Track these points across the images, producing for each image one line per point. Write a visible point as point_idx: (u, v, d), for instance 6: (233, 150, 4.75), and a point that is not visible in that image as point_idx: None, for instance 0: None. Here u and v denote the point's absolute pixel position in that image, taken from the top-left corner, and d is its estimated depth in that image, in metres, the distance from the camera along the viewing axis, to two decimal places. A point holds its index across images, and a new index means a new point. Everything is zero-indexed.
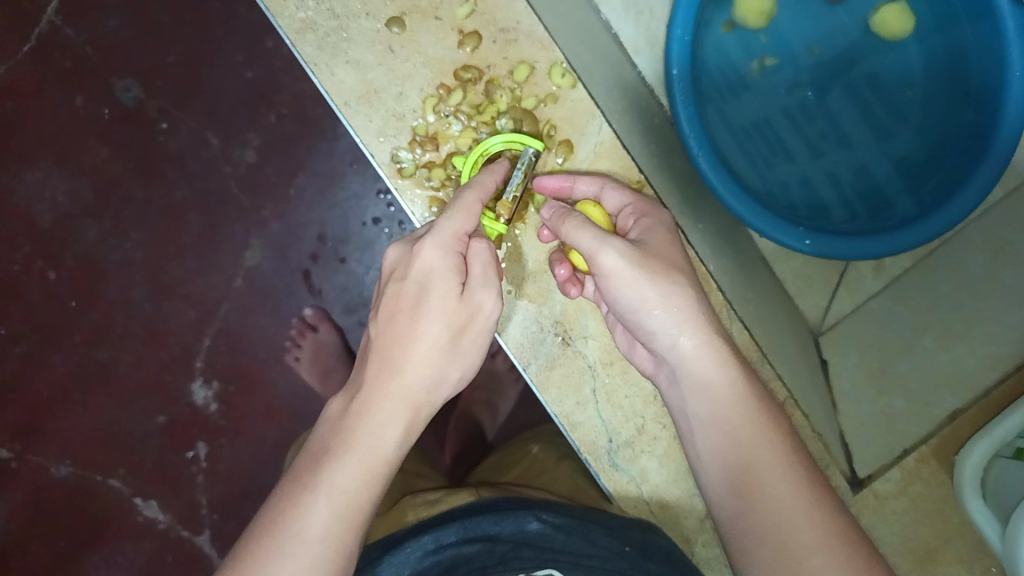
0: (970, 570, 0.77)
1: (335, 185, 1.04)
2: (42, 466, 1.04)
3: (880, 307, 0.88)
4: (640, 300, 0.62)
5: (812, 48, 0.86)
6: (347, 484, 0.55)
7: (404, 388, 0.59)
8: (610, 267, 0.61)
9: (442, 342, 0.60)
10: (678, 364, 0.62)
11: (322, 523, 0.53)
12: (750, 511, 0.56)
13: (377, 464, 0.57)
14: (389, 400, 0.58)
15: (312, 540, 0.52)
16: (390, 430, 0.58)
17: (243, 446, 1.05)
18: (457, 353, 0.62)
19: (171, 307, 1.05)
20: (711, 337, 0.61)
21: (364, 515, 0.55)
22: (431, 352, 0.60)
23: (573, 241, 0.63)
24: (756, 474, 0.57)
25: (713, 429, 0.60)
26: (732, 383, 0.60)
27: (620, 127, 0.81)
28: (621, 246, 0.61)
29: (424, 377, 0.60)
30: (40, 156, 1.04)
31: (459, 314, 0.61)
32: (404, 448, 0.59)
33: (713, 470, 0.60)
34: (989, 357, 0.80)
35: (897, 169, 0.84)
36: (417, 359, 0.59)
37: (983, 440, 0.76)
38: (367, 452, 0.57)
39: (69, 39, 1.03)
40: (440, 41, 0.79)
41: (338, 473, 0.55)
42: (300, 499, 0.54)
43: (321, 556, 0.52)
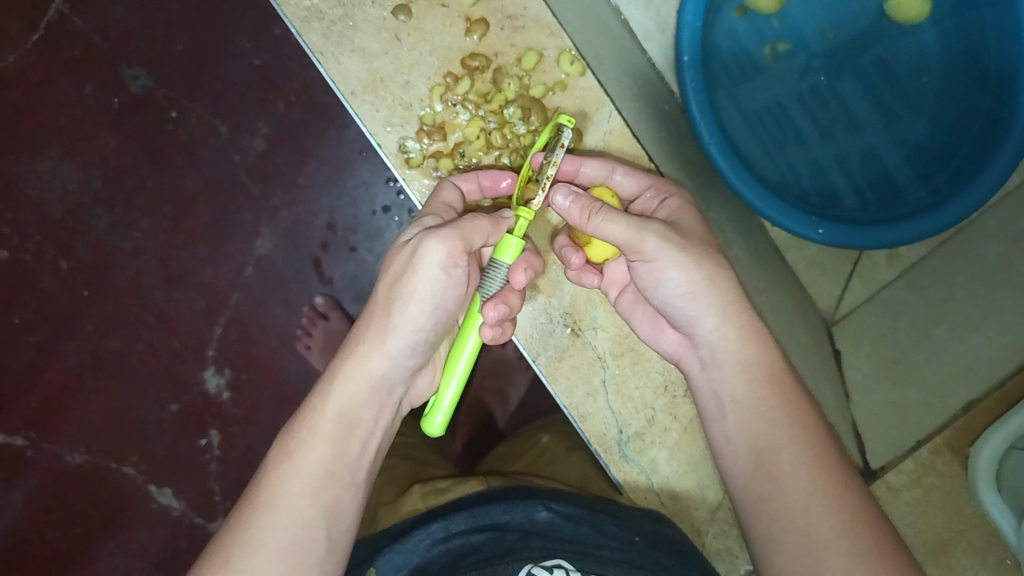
0: (984, 563, 0.77)
1: (345, 173, 1.03)
2: (59, 453, 1.06)
3: (892, 297, 0.88)
4: (682, 285, 0.61)
5: (824, 32, 0.84)
6: (297, 448, 0.57)
7: (353, 351, 0.61)
8: (652, 252, 0.61)
9: (384, 301, 0.61)
10: (714, 350, 0.62)
11: (274, 487, 0.55)
12: (773, 494, 0.56)
13: (325, 424, 0.58)
14: (339, 366, 0.60)
15: (277, 511, 0.54)
16: (339, 391, 0.59)
17: (255, 433, 1.06)
18: (401, 306, 0.60)
19: (182, 297, 1.05)
20: (751, 322, 0.62)
21: (315, 477, 0.56)
22: (375, 312, 0.61)
23: (605, 234, 0.61)
24: (779, 458, 0.57)
25: (741, 414, 0.60)
26: (763, 368, 0.60)
27: (630, 114, 0.79)
28: (662, 230, 0.61)
29: (370, 335, 0.60)
30: (52, 145, 1.04)
31: (399, 270, 0.61)
32: (357, 408, 0.59)
33: (734, 454, 0.60)
34: (1003, 348, 0.78)
35: (910, 154, 0.82)
36: (361, 323, 0.61)
37: (998, 431, 0.74)
38: (315, 415, 0.59)
39: (77, 28, 1.03)
40: (447, 29, 0.78)
41: (289, 440, 0.58)
42: (268, 473, 0.56)
43: (272, 519, 0.54)
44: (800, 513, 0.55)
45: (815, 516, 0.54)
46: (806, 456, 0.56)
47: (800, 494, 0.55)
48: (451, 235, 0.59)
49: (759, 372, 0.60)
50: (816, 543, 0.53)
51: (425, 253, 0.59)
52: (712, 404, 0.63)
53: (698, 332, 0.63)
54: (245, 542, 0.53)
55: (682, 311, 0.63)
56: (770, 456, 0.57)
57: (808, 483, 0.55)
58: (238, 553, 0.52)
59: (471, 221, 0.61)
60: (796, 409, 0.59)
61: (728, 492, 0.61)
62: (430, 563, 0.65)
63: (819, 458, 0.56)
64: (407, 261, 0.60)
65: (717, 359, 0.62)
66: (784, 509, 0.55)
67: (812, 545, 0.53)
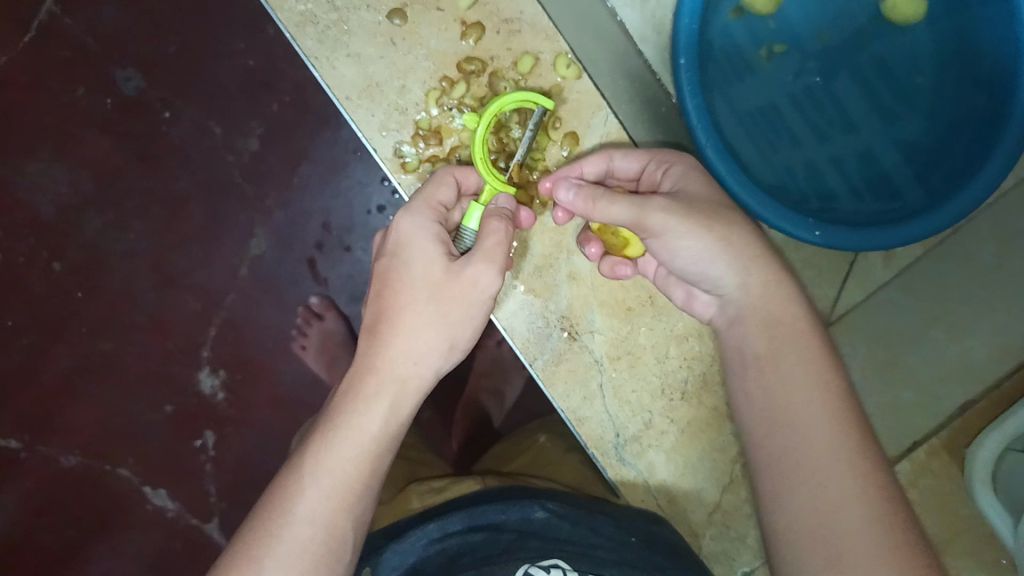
0: (979, 562, 0.78)
1: (338, 173, 1.03)
2: (53, 456, 1.05)
3: (890, 298, 0.82)
4: (696, 248, 0.62)
5: (819, 34, 0.84)
6: (333, 463, 0.56)
7: (394, 366, 0.60)
8: (660, 224, 0.62)
9: (428, 315, 0.60)
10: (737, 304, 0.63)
11: (312, 501, 0.55)
12: (790, 468, 0.55)
13: (364, 439, 0.58)
14: (378, 378, 0.59)
15: (313, 526, 0.54)
16: (381, 406, 0.59)
17: (250, 433, 1.06)
18: (447, 325, 0.61)
19: (177, 298, 1.05)
20: (767, 286, 0.62)
21: (353, 493, 0.56)
22: (417, 326, 0.60)
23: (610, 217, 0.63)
24: (800, 416, 0.56)
25: (760, 369, 0.60)
26: (781, 328, 0.60)
27: (625, 118, 0.80)
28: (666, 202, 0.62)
29: (413, 350, 0.60)
30: (42, 147, 1.04)
31: (450, 289, 0.60)
32: (394, 425, 0.59)
33: (761, 399, 0.59)
34: (998, 348, 0.81)
35: (904, 156, 0.82)
36: (402, 334, 0.60)
37: (993, 434, 0.76)
38: (355, 427, 0.58)
39: (68, 28, 1.02)
40: (442, 33, 0.77)
41: (325, 453, 0.57)
42: (300, 486, 0.55)
43: (314, 536, 0.54)
44: (808, 486, 0.54)
45: (830, 494, 0.53)
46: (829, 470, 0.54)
47: (818, 489, 0.53)
48: (503, 266, 0.61)
49: (780, 304, 0.62)
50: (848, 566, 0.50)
51: (480, 285, 0.60)
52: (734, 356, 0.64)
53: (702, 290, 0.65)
54: (282, 555, 0.53)
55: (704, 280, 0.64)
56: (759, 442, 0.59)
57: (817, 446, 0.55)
58: (275, 565, 0.53)
59: (490, 228, 0.60)
60: (802, 358, 0.59)
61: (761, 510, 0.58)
62: (427, 563, 0.65)
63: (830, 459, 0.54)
64: (461, 288, 0.60)
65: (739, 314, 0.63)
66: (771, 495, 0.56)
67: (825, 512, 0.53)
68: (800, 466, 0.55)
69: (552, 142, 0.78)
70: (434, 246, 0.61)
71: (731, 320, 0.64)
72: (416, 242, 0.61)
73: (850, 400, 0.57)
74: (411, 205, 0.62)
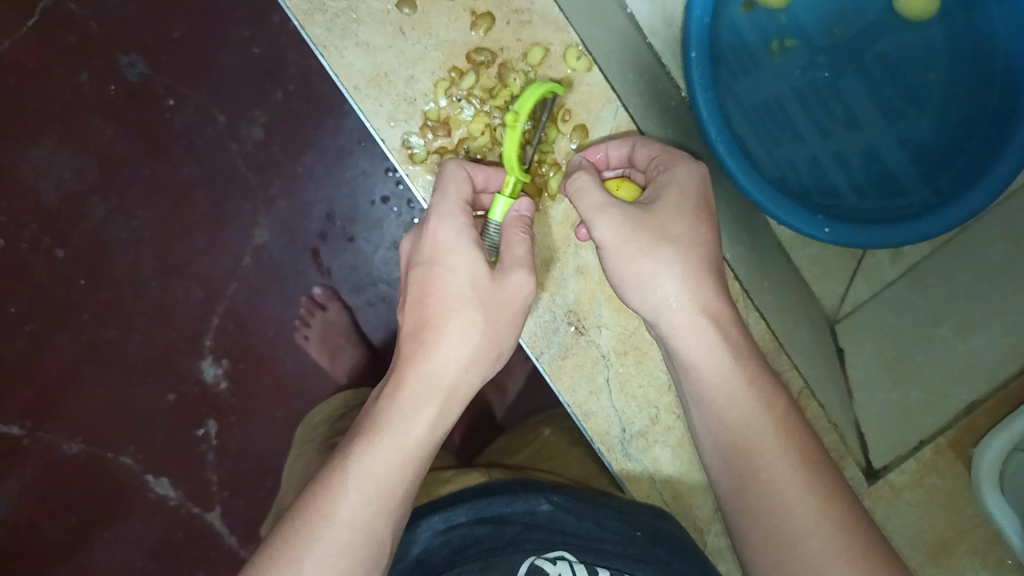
0: (984, 562, 0.78)
1: (343, 163, 1.02)
2: (55, 443, 1.05)
3: (897, 295, 0.88)
4: (625, 270, 0.61)
5: (828, 30, 0.83)
6: (379, 468, 0.55)
7: (437, 373, 0.59)
8: (603, 235, 0.61)
9: (474, 322, 0.60)
10: (668, 337, 0.61)
11: (356, 506, 0.54)
12: (739, 509, 0.56)
13: (409, 446, 0.57)
14: (424, 383, 0.59)
15: (357, 531, 0.54)
16: (427, 413, 0.59)
17: (253, 423, 1.06)
18: (489, 332, 0.61)
19: (181, 287, 1.04)
20: (703, 316, 0.60)
21: (395, 499, 0.56)
22: (466, 333, 0.60)
23: (575, 203, 0.63)
24: (746, 453, 0.55)
25: (703, 409, 0.59)
26: (719, 365, 0.58)
27: (636, 111, 0.79)
28: (616, 214, 0.61)
29: (456, 357, 0.60)
30: (46, 134, 1.03)
31: (495, 295, 0.61)
32: (437, 432, 0.59)
33: (712, 441, 0.58)
34: (1005, 347, 0.79)
35: (909, 156, 0.82)
36: (449, 340, 0.60)
37: (1002, 434, 0.75)
38: (403, 433, 0.57)
39: (72, 14, 1.01)
40: (452, 23, 0.77)
41: (370, 459, 0.56)
42: (344, 490, 0.54)
43: (356, 541, 0.53)
44: (759, 523, 0.54)
45: (785, 526, 0.52)
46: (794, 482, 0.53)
47: (777, 504, 0.53)
48: (532, 273, 0.63)
49: (717, 336, 0.59)
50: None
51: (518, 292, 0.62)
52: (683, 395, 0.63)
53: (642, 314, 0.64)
54: (325, 560, 0.52)
55: (642, 303, 0.62)
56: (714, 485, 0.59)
57: (761, 483, 0.54)
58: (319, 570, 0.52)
59: (516, 237, 0.63)
60: (740, 398, 0.57)
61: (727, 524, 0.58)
62: (432, 554, 0.66)
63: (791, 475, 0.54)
64: (499, 297, 0.61)
65: (667, 346, 0.62)
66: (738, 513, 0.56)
67: (779, 546, 0.53)
68: (756, 505, 0.54)
69: (561, 135, 0.78)
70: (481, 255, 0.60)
71: (662, 345, 0.63)
72: (460, 248, 0.60)
73: (797, 433, 0.56)
74: (450, 207, 0.61)
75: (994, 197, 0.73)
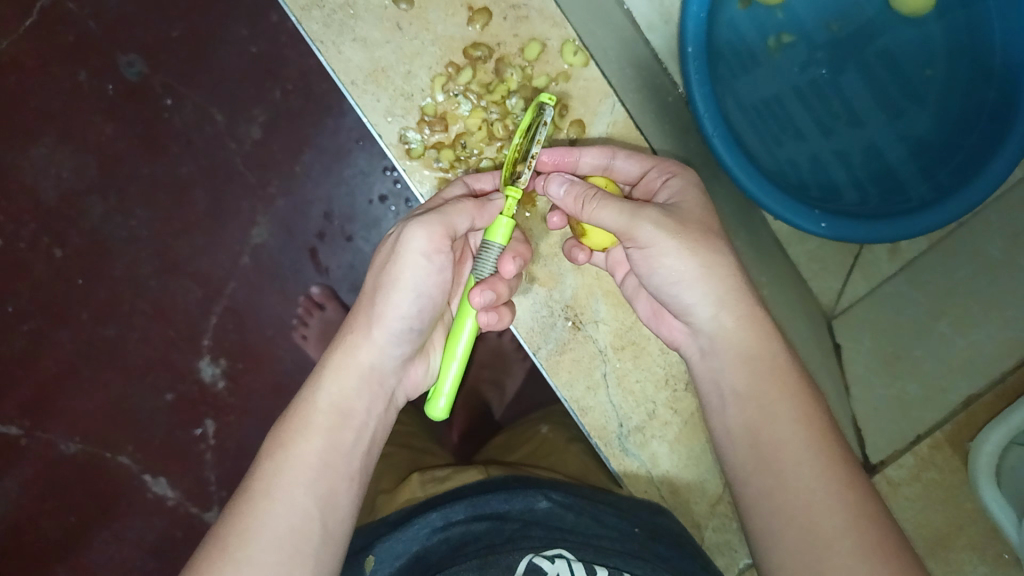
0: (982, 557, 0.78)
1: (341, 161, 1.02)
2: (52, 442, 1.05)
3: (894, 289, 0.87)
4: (677, 271, 0.59)
5: (828, 25, 0.83)
6: (285, 439, 0.57)
7: (342, 345, 0.61)
8: (647, 240, 0.59)
9: (370, 293, 0.61)
10: (714, 336, 0.60)
11: (269, 477, 0.55)
12: (773, 513, 0.54)
13: (315, 413, 0.58)
14: (333, 358, 0.61)
15: (270, 501, 0.54)
16: (330, 382, 0.60)
17: (251, 422, 1.05)
18: (389, 292, 0.61)
19: (179, 286, 1.04)
20: (751, 311, 0.60)
21: (309, 467, 0.56)
22: (363, 304, 0.62)
23: (598, 222, 0.61)
24: (779, 449, 0.55)
25: (741, 407, 0.58)
26: (764, 359, 0.58)
27: (633, 106, 0.79)
28: (656, 215, 0.59)
29: (358, 326, 0.61)
30: (45, 133, 1.03)
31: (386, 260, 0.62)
32: (347, 398, 0.60)
33: (744, 437, 0.58)
34: (1005, 342, 0.80)
35: (908, 151, 0.82)
36: (349, 317, 0.62)
37: (999, 427, 0.75)
38: (303, 405, 0.59)
39: (71, 13, 1.01)
40: (449, 18, 0.77)
41: (280, 433, 0.58)
42: (258, 466, 0.56)
43: (264, 510, 0.54)
44: (792, 525, 0.53)
45: (815, 528, 0.52)
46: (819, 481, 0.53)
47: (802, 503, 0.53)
48: (428, 218, 0.60)
49: (759, 330, 0.59)
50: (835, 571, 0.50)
51: (410, 243, 0.60)
52: (712, 394, 0.61)
53: (688, 320, 0.62)
54: (242, 532, 0.53)
55: (680, 301, 0.61)
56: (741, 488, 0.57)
57: (798, 483, 0.54)
58: (235, 542, 0.52)
59: (454, 206, 0.61)
60: (776, 395, 0.57)
61: (746, 526, 0.57)
62: (430, 552, 0.65)
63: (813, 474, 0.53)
64: (391, 254, 0.61)
65: (716, 349, 0.61)
66: (761, 511, 0.55)
67: (811, 548, 0.51)
68: (787, 501, 0.54)
69: (559, 130, 0.78)
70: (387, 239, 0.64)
71: (707, 346, 0.62)
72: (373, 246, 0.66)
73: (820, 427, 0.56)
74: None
75: (991, 192, 0.73)
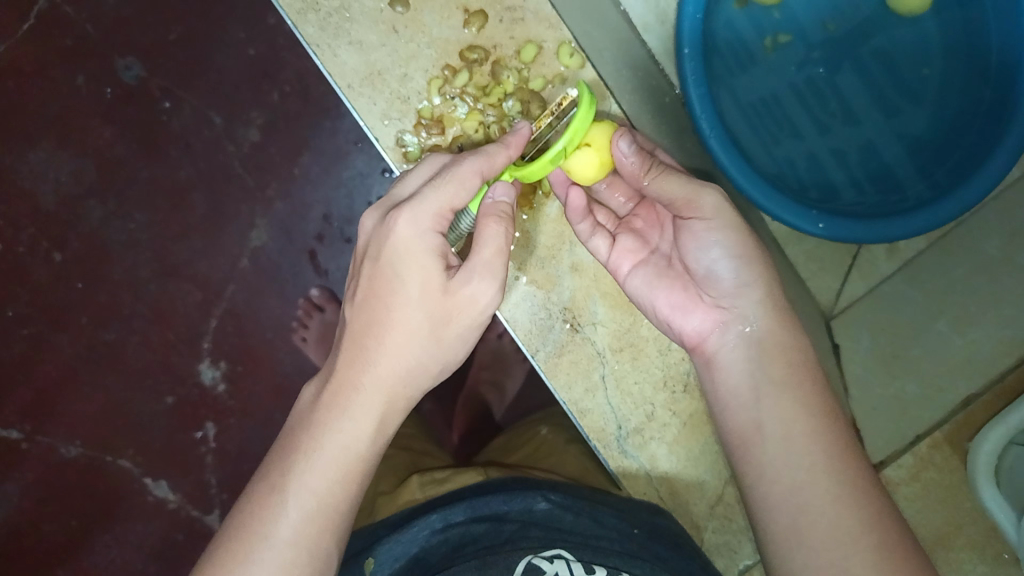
0: (981, 556, 0.79)
1: (340, 164, 1.02)
2: (53, 447, 1.05)
3: (895, 288, 0.85)
4: (729, 250, 0.62)
5: (825, 24, 0.83)
6: (318, 481, 0.56)
7: (378, 383, 0.59)
8: (710, 209, 0.62)
9: (419, 333, 0.60)
10: (754, 326, 0.62)
11: (297, 523, 0.55)
12: (798, 505, 0.56)
13: (350, 459, 0.58)
14: (367, 394, 0.59)
15: (296, 549, 0.54)
16: (367, 424, 0.59)
17: (251, 424, 1.05)
18: (435, 339, 0.60)
19: (178, 289, 1.04)
20: (783, 312, 0.63)
21: (338, 515, 0.57)
22: (404, 339, 0.59)
23: (665, 189, 0.63)
24: (808, 444, 0.57)
25: (774, 398, 0.60)
26: (796, 353, 0.61)
27: (630, 107, 0.79)
28: (719, 193, 0.63)
29: (399, 367, 0.60)
30: (43, 137, 1.03)
31: (444, 301, 0.59)
32: (380, 444, 0.60)
33: (780, 431, 0.58)
34: (1002, 341, 0.81)
35: (906, 150, 0.82)
36: (392, 354, 0.60)
37: (996, 429, 0.76)
38: (343, 447, 0.58)
39: (68, 17, 1.01)
40: (445, 20, 0.77)
41: (309, 474, 0.56)
42: (282, 506, 0.55)
43: (288, 558, 0.54)
44: (821, 522, 0.54)
45: (835, 523, 0.54)
46: (835, 478, 0.55)
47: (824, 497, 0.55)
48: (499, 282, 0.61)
49: (791, 332, 0.62)
50: (852, 553, 0.52)
51: (473, 300, 0.60)
52: (743, 388, 0.62)
53: (720, 299, 0.64)
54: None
55: (717, 280, 0.63)
56: (762, 486, 0.58)
57: (824, 476, 0.56)
58: None
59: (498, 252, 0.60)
60: (809, 388, 0.60)
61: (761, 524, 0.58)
62: (430, 553, 0.65)
63: (829, 466, 0.56)
64: (449, 304, 0.60)
65: (752, 337, 0.62)
66: (776, 507, 0.57)
67: (834, 544, 0.53)
68: (810, 498, 0.55)
69: None
70: (437, 268, 0.59)
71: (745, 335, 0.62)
72: (407, 249, 0.58)
73: (835, 423, 0.59)
74: (432, 183, 0.57)
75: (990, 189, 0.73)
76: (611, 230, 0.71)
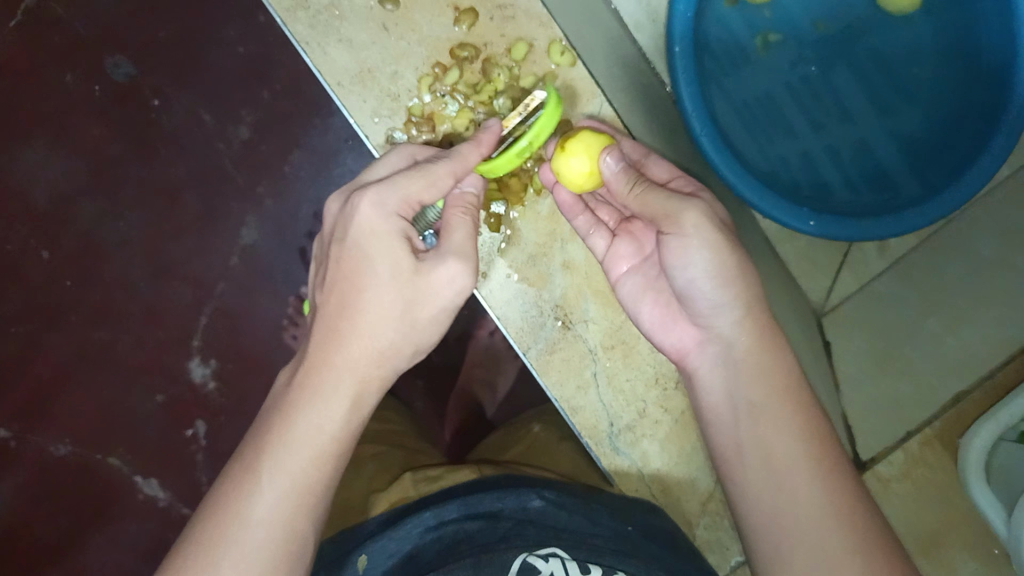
0: (972, 552, 0.79)
1: (331, 162, 1.02)
2: (42, 446, 1.04)
3: (883, 288, 0.87)
4: (708, 267, 0.60)
5: (816, 24, 0.84)
6: (292, 454, 0.53)
7: (350, 359, 0.56)
8: (691, 227, 0.60)
9: (393, 310, 0.57)
10: (732, 346, 0.62)
11: (266, 497, 0.52)
12: (786, 506, 0.56)
13: (321, 438, 0.54)
14: (339, 371, 0.56)
15: (263, 527, 0.51)
16: (341, 407, 0.55)
17: (242, 423, 1.05)
18: (411, 318, 0.58)
19: (168, 287, 1.04)
20: (764, 330, 0.61)
21: (315, 492, 0.53)
22: (377, 317, 0.57)
23: (646, 202, 0.62)
24: (795, 462, 0.57)
25: (757, 418, 0.59)
26: (784, 370, 0.60)
27: (621, 104, 0.79)
28: (703, 209, 0.60)
29: (373, 345, 0.57)
30: (31, 134, 1.02)
31: (418, 280, 0.58)
32: (356, 425, 0.57)
33: (755, 448, 0.59)
34: (992, 339, 0.82)
35: (898, 148, 0.82)
36: (364, 330, 0.57)
37: (989, 423, 0.77)
38: (315, 423, 0.54)
39: (57, 14, 1.00)
40: (436, 18, 0.77)
41: (278, 451, 0.53)
42: (249, 485, 0.52)
43: (259, 538, 0.51)
44: (807, 539, 0.54)
45: (818, 530, 0.54)
46: (823, 483, 0.56)
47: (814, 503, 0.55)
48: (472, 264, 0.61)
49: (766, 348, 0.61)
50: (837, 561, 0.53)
51: (446, 278, 0.59)
52: (721, 406, 0.62)
53: (700, 316, 0.63)
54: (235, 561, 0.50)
55: (698, 295, 0.62)
56: (751, 494, 0.59)
57: (811, 487, 0.56)
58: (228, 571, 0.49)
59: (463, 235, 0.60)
60: (794, 408, 0.59)
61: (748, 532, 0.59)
62: (423, 551, 0.65)
63: (817, 473, 0.56)
64: (423, 283, 0.58)
65: (732, 355, 0.62)
66: (763, 514, 0.58)
67: (822, 553, 0.53)
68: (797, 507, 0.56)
69: None
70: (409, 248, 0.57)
71: (724, 347, 0.62)
72: (375, 229, 0.56)
73: (825, 436, 0.58)
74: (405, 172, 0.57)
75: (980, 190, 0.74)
76: (612, 229, 0.72)
